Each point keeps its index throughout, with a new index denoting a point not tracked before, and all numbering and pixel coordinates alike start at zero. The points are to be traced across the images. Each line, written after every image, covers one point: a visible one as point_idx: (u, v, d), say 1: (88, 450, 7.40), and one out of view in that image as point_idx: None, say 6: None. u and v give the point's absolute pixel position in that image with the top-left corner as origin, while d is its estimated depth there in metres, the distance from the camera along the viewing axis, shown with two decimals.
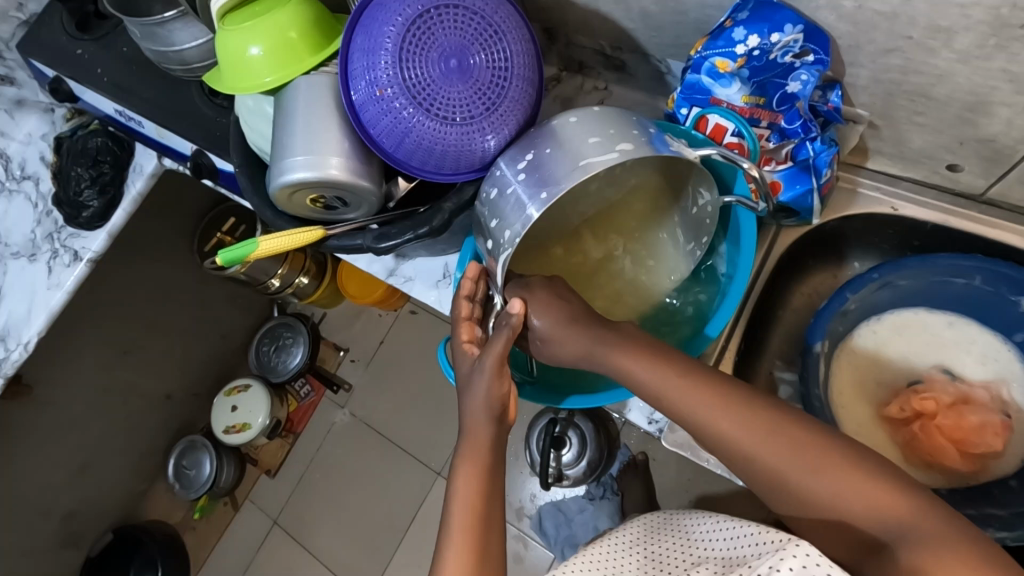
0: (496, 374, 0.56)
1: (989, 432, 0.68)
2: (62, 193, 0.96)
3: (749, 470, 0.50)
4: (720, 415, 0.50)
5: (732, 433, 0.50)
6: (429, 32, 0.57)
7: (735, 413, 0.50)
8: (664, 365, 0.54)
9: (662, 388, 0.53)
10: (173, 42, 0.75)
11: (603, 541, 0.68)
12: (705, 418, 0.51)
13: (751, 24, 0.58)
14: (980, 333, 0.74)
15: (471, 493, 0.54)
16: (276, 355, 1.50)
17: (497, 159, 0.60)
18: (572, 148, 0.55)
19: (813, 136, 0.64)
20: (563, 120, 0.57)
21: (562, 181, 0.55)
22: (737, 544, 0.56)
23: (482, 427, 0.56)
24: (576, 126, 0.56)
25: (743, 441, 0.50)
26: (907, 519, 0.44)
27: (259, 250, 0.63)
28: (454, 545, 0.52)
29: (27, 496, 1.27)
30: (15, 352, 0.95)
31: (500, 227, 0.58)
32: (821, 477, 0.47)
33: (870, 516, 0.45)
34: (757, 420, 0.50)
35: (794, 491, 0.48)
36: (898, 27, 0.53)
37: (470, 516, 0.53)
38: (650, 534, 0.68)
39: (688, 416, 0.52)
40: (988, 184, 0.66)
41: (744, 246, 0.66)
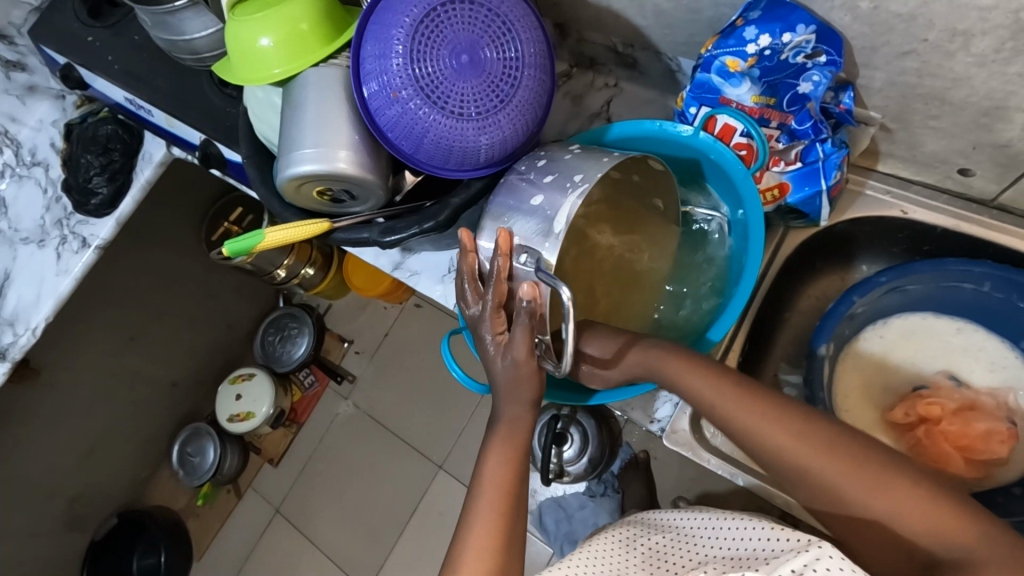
0: (530, 376, 0.57)
1: (995, 439, 0.67)
2: (72, 180, 0.96)
3: (805, 487, 0.51)
4: (764, 420, 0.53)
5: (785, 445, 0.52)
6: (438, 31, 0.56)
7: (789, 427, 0.52)
8: (722, 380, 0.56)
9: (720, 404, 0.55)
10: (183, 31, 0.75)
11: (594, 542, 0.68)
12: (763, 424, 0.53)
13: (762, 24, 0.58)
14: (988, 339, 0.73)
15: (498, 499, 0.54)
16: (281, 346, 1.51)
17: (516, 164, 0.61)
18: (593, 155, 0.59)
19: (823, 138, 0.63)
20: (567, 147, 0.62)
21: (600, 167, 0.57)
22: (745, 538, 0.58)
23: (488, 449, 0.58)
24: (578, 149, 0.61)
25: (795, 453, 0.51)
26: (967, 541, 0.45)
27: (266, 241, 0.62)
28: (473, 539, 0.53)
29: (34, 478, 1.28)
30: (23, 337, 0.96)
31: (560, 180, 0.57)
32: (879, 497, 0.48)
33: (929, 534, 0.46)
34: (798, 428, 0.52)
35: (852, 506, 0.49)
36: (914, 30, 0.52)
37: (496, 523, 0.53)
38: (645, 530, 0.69)
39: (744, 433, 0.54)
40: (1000, 189, 0.66)
41: (753, 251, 0.64)
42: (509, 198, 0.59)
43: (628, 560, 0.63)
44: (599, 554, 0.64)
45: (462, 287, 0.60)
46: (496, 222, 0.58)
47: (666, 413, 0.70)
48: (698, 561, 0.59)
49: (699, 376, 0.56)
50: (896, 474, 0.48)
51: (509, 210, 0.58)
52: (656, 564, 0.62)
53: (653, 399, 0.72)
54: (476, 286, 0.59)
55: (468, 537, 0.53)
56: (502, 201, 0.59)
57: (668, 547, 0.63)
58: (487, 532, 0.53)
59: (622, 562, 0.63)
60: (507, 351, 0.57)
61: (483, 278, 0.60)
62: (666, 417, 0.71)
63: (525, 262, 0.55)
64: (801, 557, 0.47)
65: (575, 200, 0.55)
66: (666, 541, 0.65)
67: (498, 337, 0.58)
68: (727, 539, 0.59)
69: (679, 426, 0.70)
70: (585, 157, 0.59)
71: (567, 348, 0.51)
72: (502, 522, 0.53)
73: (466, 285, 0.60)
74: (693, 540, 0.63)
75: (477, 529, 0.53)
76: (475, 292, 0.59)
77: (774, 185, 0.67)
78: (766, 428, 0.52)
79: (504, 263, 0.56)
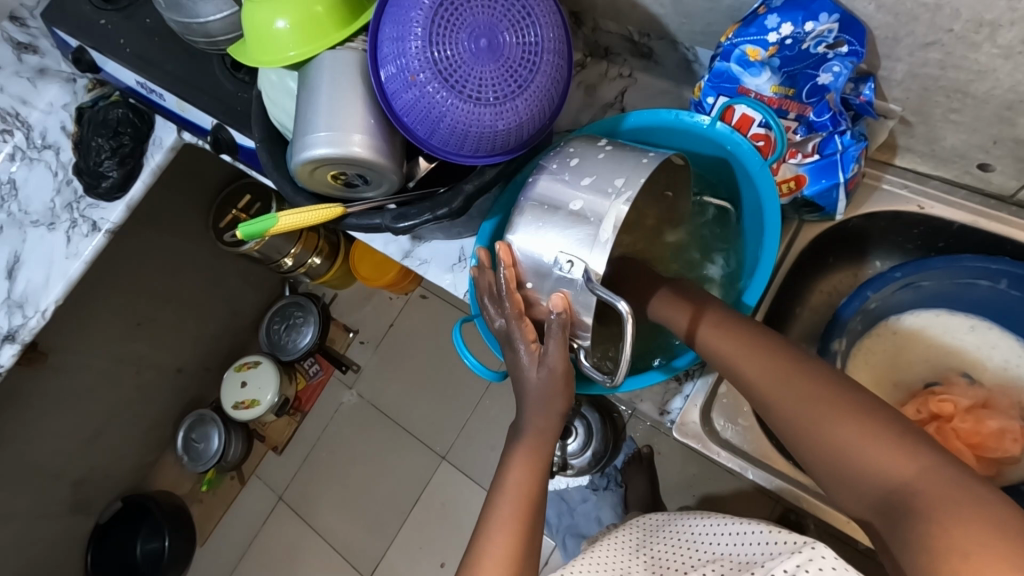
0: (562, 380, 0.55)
1: (1008, 437, 0.66)
2: (82, 163, 0.96)
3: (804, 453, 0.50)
4: (744, 363, 0.55)
5: (765, 385, 0.53)
6: (457, 14, 0.56)
7: (798, 389, 0.51)
8: (734, 335, 0.56)
9: (731, 355, 0.56)
10: (197, 14, 0.74)
11: (603, 544, 0.68)
12: (744, 361, 0.55)
13: (785, 12, 0.57)
14: (1002, 338, 0.72)
15: (510, 521, 0.56)
16: (287, 334, 1.51)
17: (546, 162, 0.60)
18: (631, 158, 0.57)
19: (842, 130, 0.62)
20: (600, 144, 0.60)
21: (639, 173, 0.55)
22: (745, 545, 0.56)
23: None
24: (612, 150, 0.59)
25: (772, 389, 0.52)
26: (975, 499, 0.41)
27: (279, 225, 0.62)
28: (495, 540, 0.55)
29: (39, 461, 1.28)
30: (32, 319, 0.96)
31: (600, 182, 0.56)
32: (861, 443, 0.46)
33: (887, 476, 0.45)
34: (774, 367, 0.53)
35: (817, 440, 0.49)
36: (940, 20, 0.52)
37: (507, 548, 0.54)
38: (649, 537, 0.68)
39: (756, 389, 0.53)
40: (1019, 185, 0.65)
41: (767, 242, 0.64)
42: (536, 192, 0.58)
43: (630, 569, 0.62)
44: (600, 560, 0.64)
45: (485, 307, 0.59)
46: (530, 215, 0.57)
47: (677, 404, 0.70)
48: (700, 565, 0.59)
49: (719, 338, 0.57)
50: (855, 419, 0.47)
51: (541, 203, 0.58)
52: (660, 568, 0.62)
53: (661, 390, 0.72)
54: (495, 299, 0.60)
55: (489, 534, 0.56)
56: (536, 193, 0.58)
57: (672, 554, 0.63)
58: (505, 542, 0.55)
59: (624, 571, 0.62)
60: (543, 362, 0.55)
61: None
62: (677, 410, 0.70)
63: (564, 269, 0.54)
64: (795, 558, 0.48)
65: (622, 207, 0.54)
66: (670, 547, 0.64)
67: (531, 346, 0.56)
68: (726, 539, 0.59)
69: (689, 418, 0.69)
70: (623, 160, 0.57)
71: (620, 359, 0.50)
72: (521, 516, 0.56)
73: (486, 303, 0.59)
74: (694, 549, 0.62)
75: (498, 527, 0.56)
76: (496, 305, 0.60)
77: (790, 178, 0.66)
78: (742, 368, 0.54)
79: (512, 274, 0.57)
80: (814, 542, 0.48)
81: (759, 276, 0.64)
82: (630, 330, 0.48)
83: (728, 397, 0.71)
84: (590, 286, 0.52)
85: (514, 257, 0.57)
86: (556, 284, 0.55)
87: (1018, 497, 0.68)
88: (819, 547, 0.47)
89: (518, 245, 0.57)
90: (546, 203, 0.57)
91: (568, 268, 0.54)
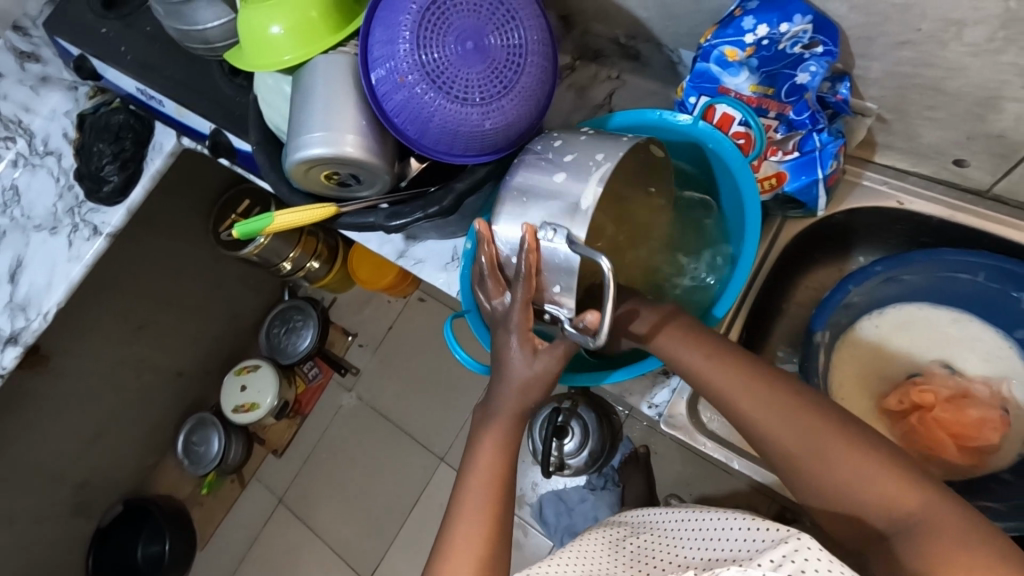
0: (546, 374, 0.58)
1: (988, 426, 0.69)
2: (83, 168, 0.98)
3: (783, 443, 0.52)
4: (715, 378, 0.56)
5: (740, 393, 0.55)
6: (444, 18, 0.58)
7: (763, 397, 0.54)
8: (697, 342, 0.58)
9: (698, 372, 0.57)
10: (196, 21, 0.76)
11: (587, 538, 0.69)
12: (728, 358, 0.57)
13: (761, 14, 0.60)
14: (983, 330, 0.74)
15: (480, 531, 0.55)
16: (286, 337, 1.53)
17: (535, 139, 0.62)
18: (610, 137, 0.59)
19: (820, 128, 0.64)
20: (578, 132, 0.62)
21: (618, 149, 0.57)
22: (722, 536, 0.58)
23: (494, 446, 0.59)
24: (592, 134, 0.61)
25: (751, 387, 0.54)
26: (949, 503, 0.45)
27: (275, 224, 0.64)
28: (460, 547, 0.55)
29: (41, 463, 1.30)
30: (35, 322, 0.97)
31: (581, 159, 0.58)
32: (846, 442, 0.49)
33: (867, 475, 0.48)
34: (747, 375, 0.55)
35: (799, 441, 0.52)
36: (910, 19, 0.53)
37: (476, 553, 0.54)
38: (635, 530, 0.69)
39: (728, 397, 0.55)
40: (994, 180, 0.66)
41: (748, 242, 0.65)
42: (521, 174, 0.60)
43: (616, 557, 0.64)
44: (585, 552, 0.66)
45: (489, 283, 0.61)
46: (516, 195, 0.59)
47: (662, 398, 0.72)
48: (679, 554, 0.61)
49: (689, 350, 0.58)
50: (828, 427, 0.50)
51: (527, 185, 0.59)
52: (642, 555, 0.63)
53: (649, 385, 0.73)
54: (497, 280, 0.61)
55: (454, 539, 0.55)
56: (521, 177, 0.59)
57: (653, 545, 0.64)
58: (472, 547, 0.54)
59: (611, 559, 0.63)
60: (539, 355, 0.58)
61: (503, 270, 0.61)
62: (663, 402, 0.72)
63: (551, 236, 0.54)
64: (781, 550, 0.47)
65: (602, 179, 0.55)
66: (653, 539, 0.65)
67: (525, 337, 0.58)
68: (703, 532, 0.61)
69: (676, 410, 0.71)
70: (602, 139, 0.60)
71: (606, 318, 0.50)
72: (489, 523, 0.56)
73: (488, 279, 0.61)
74: (673, 537, 0.63)
75: (465, 519, 0.56)
76: (497, 284, 0.61)
77: (771, 176, 0.68)
78: (707, 370, 0.57)
79: (532, 258, 0.55)
80: (800, 532, 0.48)
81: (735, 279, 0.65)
82: (611, 286, 0.49)
83: None
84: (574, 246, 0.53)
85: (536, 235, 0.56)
86: (542, 256, 0.55)
87: (999, 485, 0.69)
88: (804, 538, 0.47)
89: (501, 229, 0.59)
90: (530, 184, 0.59)
91: (551, 237, 0.54)
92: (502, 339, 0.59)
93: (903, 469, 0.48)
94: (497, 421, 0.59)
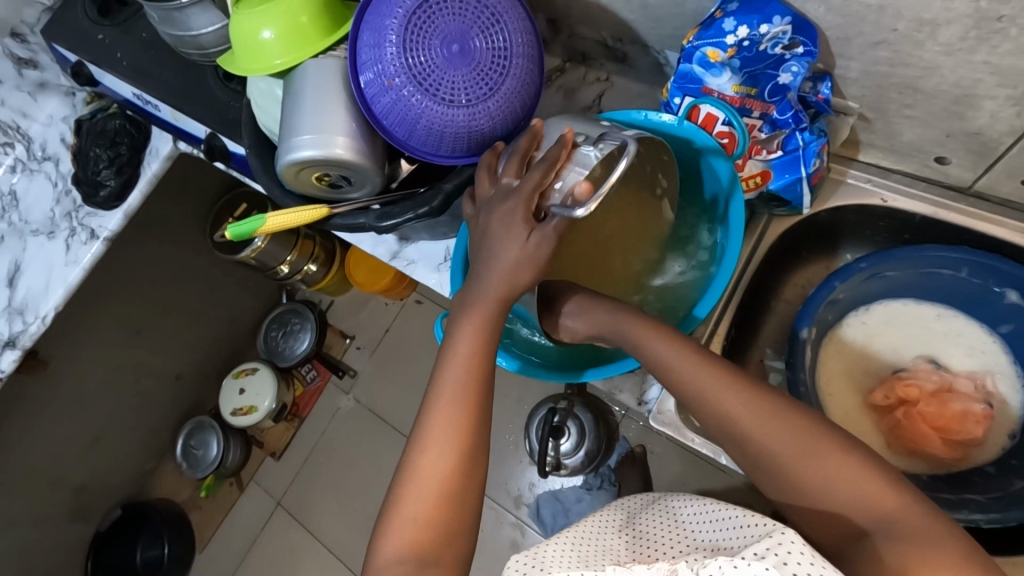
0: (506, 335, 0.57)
1: (971, 420, 0.70)
2: (81, 173, 0.99)
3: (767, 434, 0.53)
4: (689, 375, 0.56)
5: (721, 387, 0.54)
6: (430, 21, 0.59)
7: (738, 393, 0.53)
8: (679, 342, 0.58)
9: (676, 364, 0.57)
10: (190, 27, 0.77)
11: (588, 519, 0.68)
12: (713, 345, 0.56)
13: (740, 16, 0.61)
14: (967, 324, 0.75)
15: (436, 481, 0.50)
16: (284, 340, 1.54)
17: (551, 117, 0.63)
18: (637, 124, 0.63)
19: (803, 127, 0.66)
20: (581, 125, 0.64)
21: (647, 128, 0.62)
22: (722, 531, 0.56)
23: (457, 388, 0.53)
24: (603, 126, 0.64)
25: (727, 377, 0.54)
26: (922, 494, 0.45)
27: (268, 226, 0.65)
28: (410, 499, 0.50)
29: (39, 467, 1.31)
30: (32, 325, 0.98)
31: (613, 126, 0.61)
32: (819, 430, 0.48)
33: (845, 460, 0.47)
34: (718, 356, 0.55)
35: (774, 429, 0.51)
36: (885, 20, 0.55)
37: (432, 511, 0.49)
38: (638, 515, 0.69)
39: (701, 393, 0.55)
40: (976, 177, 0.67)
41: (732, 238, 0.67)
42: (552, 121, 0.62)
43: (616, 542, 0.63)
44: (585, 532, 0.64)
45: (505, 165, 0.58)
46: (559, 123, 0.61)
47: (653, 394, 0.73)
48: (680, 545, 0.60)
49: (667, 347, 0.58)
50: (806, 420, 0.51)
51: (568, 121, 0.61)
52: (643, 543, 0.62)
53: (640, 381, 0.74)
54: (519, 165, 0.57)
55: (405, 490, 0.50)
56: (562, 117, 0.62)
57: (658, 531, 0.63)
58: (425, 501, 0.50)
59: (611, 542, 0.63)
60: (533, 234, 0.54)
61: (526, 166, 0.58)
62: (653, 399, 0.73)
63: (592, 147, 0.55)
64: (763, 543, 0.44)
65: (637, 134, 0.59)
66: (654, 526, 0.65)
67: (527, 210, 0.54)
68: (707, 525, 0.59)
69: (665, 407, 0.72)
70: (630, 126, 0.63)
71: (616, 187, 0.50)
72: (447, 478, 0.50)
73: (511, 158, 0.57)
74: (671, 530, 0.62)
75: (435, 429, 0.52)
76: (516, 169, 0.57)
77: (756, 174, 0.69)
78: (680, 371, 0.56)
79: (567, 151, 0.55)
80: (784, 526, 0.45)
81: (718, 282, 0.67)
82: (632, 163, 0.50)
83: None
84: (613, 142, 0.55)
85: (576, 146, 0.56)
86: (576, 151, 0.55)
87: (983, 478, 0.70)
88: (788, 534, 0.44)
89: (546, 132, 0.59)
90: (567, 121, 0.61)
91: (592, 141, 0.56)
92: (498, 215, 0.56)
93: (880, 458, 0.49)
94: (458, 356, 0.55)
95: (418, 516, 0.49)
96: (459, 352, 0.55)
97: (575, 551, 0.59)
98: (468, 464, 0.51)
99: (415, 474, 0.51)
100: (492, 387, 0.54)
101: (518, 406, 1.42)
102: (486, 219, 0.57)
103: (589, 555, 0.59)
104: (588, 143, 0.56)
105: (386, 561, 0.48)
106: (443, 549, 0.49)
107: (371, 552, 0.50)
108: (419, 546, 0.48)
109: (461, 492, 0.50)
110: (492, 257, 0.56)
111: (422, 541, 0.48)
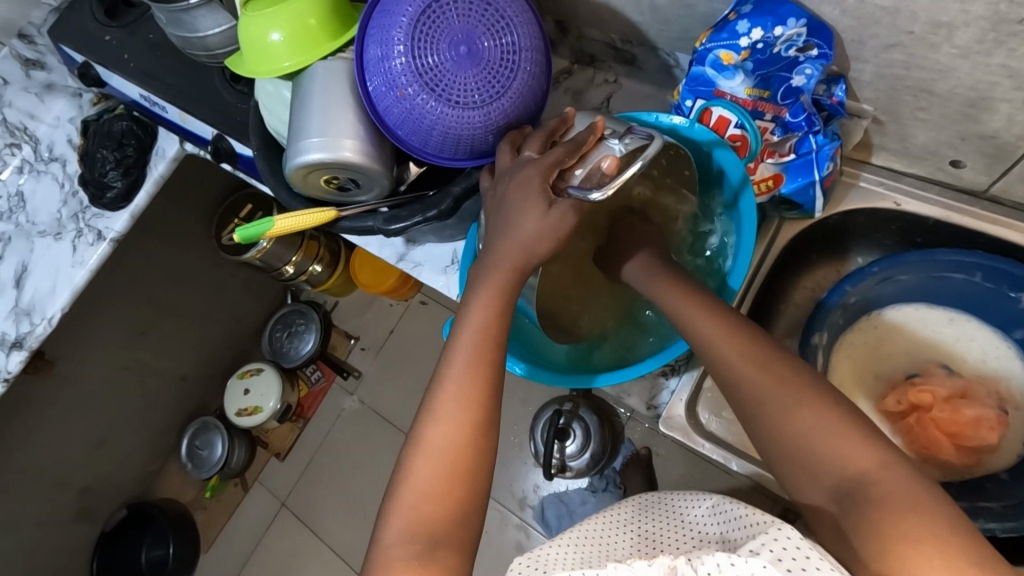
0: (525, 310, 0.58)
1: (985, 426, 0.69)
2: (88, 174, 0.99)
3: None
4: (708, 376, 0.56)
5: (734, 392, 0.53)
6: (436, 26, 0.58)
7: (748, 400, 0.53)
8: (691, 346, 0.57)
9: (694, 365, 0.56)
10: (197, 29, 0.77)
11: (600, 515, 0.66)
12: (718, 341, 0.55)
13: (755, 18, 0.60)
14: (980, 330, 0.74)
15: (446, 456, 0.50)
16: (288, 341, 1.54)
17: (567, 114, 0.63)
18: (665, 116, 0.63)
19: (816, 130, 0.65)
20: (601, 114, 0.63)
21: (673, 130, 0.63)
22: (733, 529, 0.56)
23: (470, 364, 0.53)
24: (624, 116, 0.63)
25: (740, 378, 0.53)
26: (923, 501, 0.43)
27: (276, 228, 0.64)
28: (419, 471, 0.50)
29: (44, 468, 1.31)
30: (40, 326, 0.98)
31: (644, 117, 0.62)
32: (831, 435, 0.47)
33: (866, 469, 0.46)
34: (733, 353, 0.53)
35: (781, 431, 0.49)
36: (900, 22, 0.54)
37: (442, 486, 0.49)
38: (643, 512, 0.66)
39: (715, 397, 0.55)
40: (990, 180, 0.67)
41: (744, 238, 0.66)
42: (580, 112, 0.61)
43: (621, 539, 0.62)
44: (591, 531, 0.63)
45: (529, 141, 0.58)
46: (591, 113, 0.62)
47: (664, 398, 0.73)
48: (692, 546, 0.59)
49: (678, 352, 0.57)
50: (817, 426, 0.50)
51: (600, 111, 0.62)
52: (650, 540, 0.61)
53: (649, 385, 0.74)
54: (544, 142, 0.58)
55: (415, 460, 0.50)
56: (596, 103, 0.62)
57: (665, 532, 0.62)
58: (435, 476, 0.49)
59: (617, 539, 0.62)
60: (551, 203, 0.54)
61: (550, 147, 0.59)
62: (664, 403, 0.73)
63: (618, 141, 0.56)
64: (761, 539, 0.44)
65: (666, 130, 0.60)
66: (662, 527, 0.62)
67: (548, 177, 0.54)
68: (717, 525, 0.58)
69: (674, 412, 0.71)
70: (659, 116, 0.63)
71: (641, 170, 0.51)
72: (458, 456, 0.50)
73: (538, 134, 0.58)
74: (683, 533, 0.61)
75: (447, 405, 0.51)
76: (540, 145, 0.58)
77: (768, 177, 0.68)
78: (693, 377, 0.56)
79: (597, 137, 0.56)
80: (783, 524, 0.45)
81: (737, 268, 0.66)
82: (662, 152, 0.51)
83: (713, 391, 0.73)
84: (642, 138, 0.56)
85: (603, 137, 0.57)
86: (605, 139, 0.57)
87: (996, 485, 0.69)
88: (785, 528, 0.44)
89: (578, 119, 0.60)
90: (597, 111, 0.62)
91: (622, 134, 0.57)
92: (515, 185, 0.55)
93: None
94: (468, 330, 0.54)
95: (428, 492, 0.49)
96: (472, 326, 0.54)
97: (577, 552, 0.58)
98: (479, 441, 0.51)
99: (425, 447, 0.50)
100: (503, 364, 0.54)
101: (522, 407, 1.41)
102: (504, 188, 0.56)
103: (592, 555, 0.58)
104: (615, 136, 0.57)
105: (395, 538, 0.48)
106: (452, 527, 0.48)
107: (379, 525, 0.50)
108: (428, 522, 0.48)
109: (472, 470, 0.50)
110: (508, 226, 0.55)
111: (432, 518, 0.48)
